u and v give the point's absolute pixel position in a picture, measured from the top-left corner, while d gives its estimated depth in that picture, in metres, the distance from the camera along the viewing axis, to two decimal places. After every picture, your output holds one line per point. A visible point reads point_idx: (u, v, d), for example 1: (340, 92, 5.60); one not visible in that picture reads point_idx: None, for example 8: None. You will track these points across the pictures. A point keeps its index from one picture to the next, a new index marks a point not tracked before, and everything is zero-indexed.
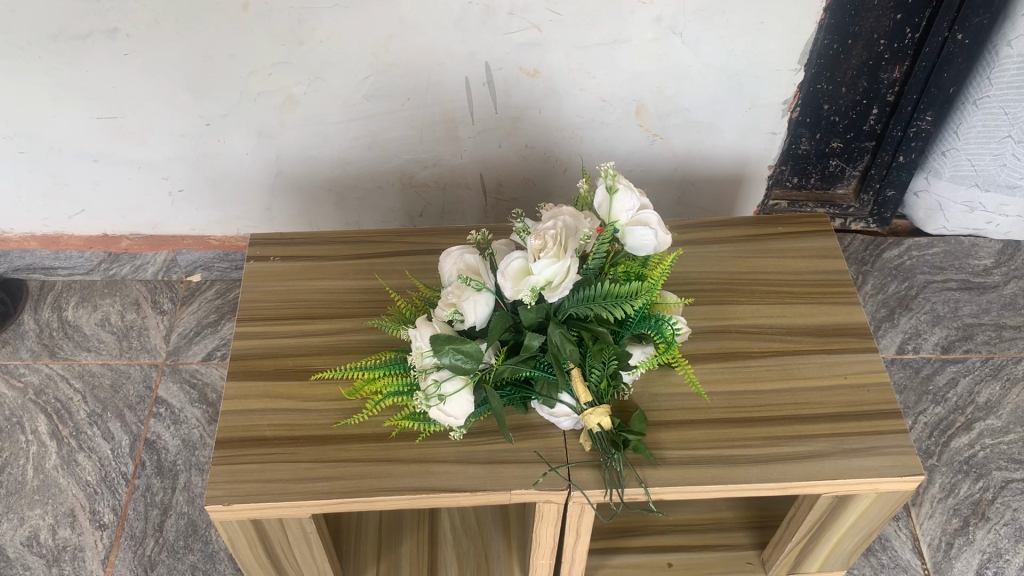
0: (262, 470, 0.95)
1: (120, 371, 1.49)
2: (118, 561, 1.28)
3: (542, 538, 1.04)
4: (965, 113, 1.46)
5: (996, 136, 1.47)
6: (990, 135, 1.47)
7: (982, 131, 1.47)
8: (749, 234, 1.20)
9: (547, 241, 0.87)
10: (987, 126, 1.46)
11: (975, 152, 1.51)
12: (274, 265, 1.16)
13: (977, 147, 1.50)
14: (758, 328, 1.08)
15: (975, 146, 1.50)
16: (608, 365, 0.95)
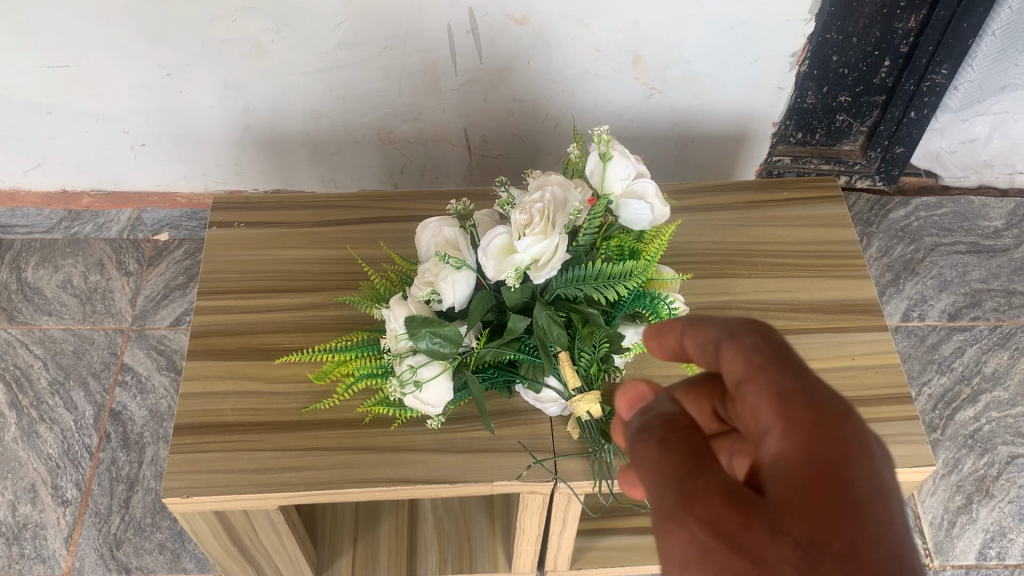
0: (223, 459, 0.88)
1: (83, 337, 1.41)
2: (83, 539, 1.22)
3: (528, 525, 0.99)
4: (982, 45, 1.41)
5: (1008, 60, 1.44)
6: (1003, 59, 1.43)
7: (995, 57, 1.43)
8: (752, 200, 1.12)
9: (534, 216, 0.79)
10: (1001, 51, 1.41)
11: (984, 78, 1.47)
12: (238, 232, 1.07)
13: (989, 73, 1.46)
14: (760, 304, 1.01)
15: (981, 73, 1.46)
16: (598, 348, 0.87)
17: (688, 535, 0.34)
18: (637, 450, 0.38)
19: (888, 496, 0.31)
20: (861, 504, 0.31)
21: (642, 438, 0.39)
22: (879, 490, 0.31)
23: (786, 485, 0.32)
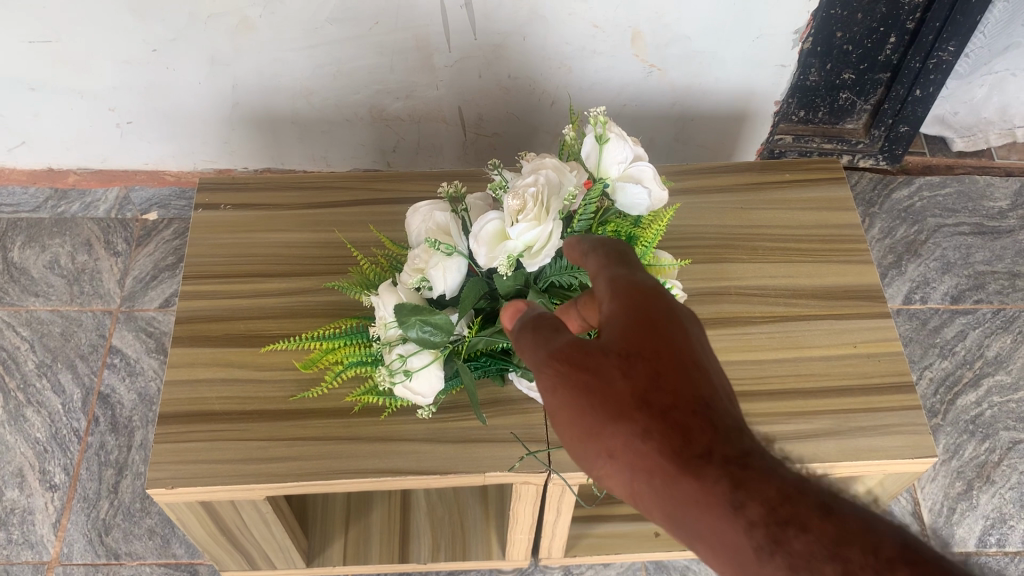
0: (208, 449, 0.86)
1: (72, 318, 1.39)
2: (71, 524, 1.20)
3: (522, 515, 0.97)
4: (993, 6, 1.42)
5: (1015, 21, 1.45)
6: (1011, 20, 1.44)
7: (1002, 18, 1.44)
8: (752, 181, 1.09)
9: (528, 201, 0.75)
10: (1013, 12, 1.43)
11: (995, 36, 1.47)
12: (225, 214, 1.04)
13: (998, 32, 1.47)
14: (760, 290, 0.98)
15: (991, 36, 1.47)
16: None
17: (556, 373, 0.47)
18: (526, 339, 0.52)
19: (692, 340, 0.45)
20: (674, 342, 0.45)
21: (528, 331, 0.53)
22: (687, 338, 0.45)
23: (619, 329, 0.46)
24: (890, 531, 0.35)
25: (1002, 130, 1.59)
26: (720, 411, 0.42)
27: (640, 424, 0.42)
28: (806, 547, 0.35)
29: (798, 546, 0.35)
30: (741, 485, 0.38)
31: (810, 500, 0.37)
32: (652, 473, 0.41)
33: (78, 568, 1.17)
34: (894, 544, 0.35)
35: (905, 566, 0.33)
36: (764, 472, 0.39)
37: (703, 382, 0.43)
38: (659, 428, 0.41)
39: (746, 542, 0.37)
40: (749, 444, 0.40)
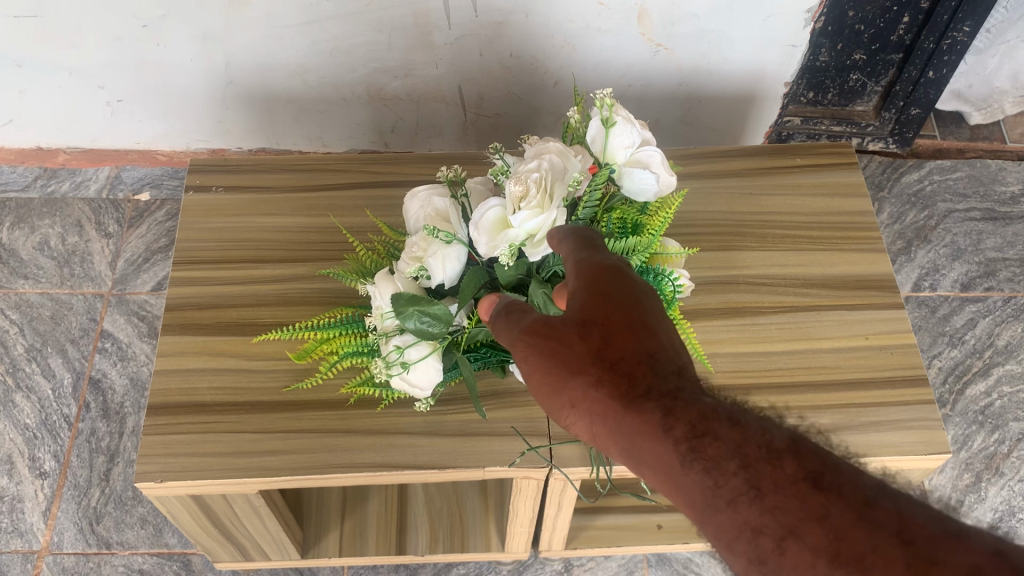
0: (199, 442, 0.83)
1: (62, 302, 1.36)
2: (61, 513, 1.18)
3: (522, 508, 0.95)
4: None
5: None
6: None
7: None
8: (762, 165, 1.05)
9: (530, 186, 0.72)
10: None
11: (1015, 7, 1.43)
12: (216, 197, 1.01)
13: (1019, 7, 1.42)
14: (769, 279, 0.95)
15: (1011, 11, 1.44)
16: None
17: (528, 345, 0.53)
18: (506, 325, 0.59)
19: (640, 293, 0.51)
20: (625, 301, 0.50)
21: (507, 320, 0.59)
22: (635, 292, 0.50)
23: (575, 296, 0.52)
24: (789, 437, 0.42)
25: (1017, 98, 1.55)
26: (660, 351, 0.47)
27: (592, 374, 0.47)
28: (718, 453, 0.42)
29: (712, 453, 0.42)
30: (671, 411, 0.44)
31: (725, 418, 0.43)
32: (604, 413, 0.47)
33: (69, 557, 1.15)
34: (791, 447, 0.41)
35: (793, 462, 0.40)
36: (690, 399, 0.45)
37: (648, 330, 0.48)
38: (606, 376, 0.47)
39: (675, 457, 0.43)
40: (682, 376, 0.47)
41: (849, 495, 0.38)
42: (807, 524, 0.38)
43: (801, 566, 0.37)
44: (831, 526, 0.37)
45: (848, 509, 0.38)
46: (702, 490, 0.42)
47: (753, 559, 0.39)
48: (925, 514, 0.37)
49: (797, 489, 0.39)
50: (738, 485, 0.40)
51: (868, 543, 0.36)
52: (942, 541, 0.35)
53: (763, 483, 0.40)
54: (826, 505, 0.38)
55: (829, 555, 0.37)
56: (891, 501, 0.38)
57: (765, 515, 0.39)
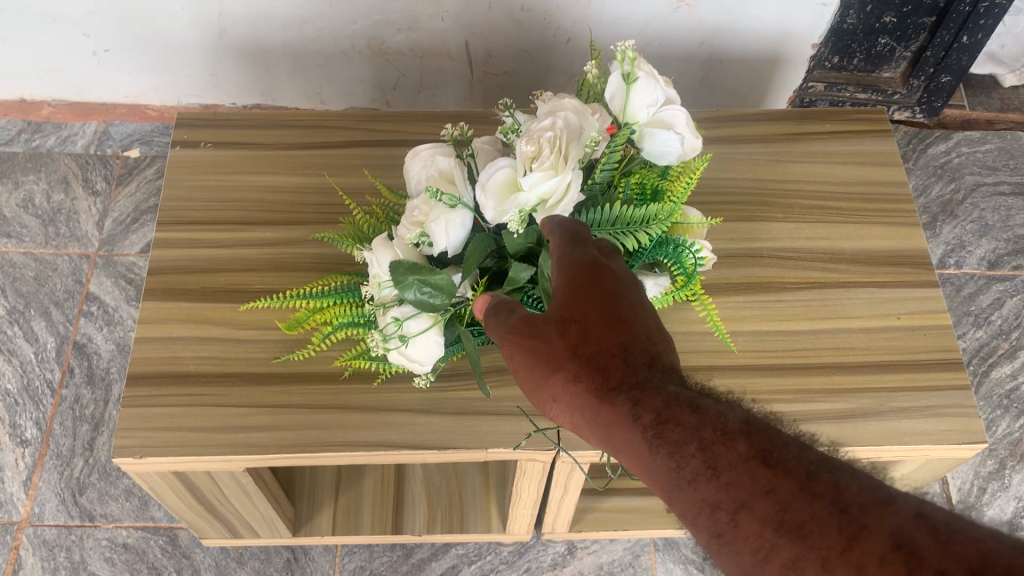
0: (182, 415, 0.77)
1: (46, 262, 1.30)
2: (43, 483, 1.13)
3: (526, 491, 0.89)
4: None
5: None
6: None
7: None
8: (788, 131, 0.98)
9: (543, 146, 0.66)
10: None
11: None
12: (204, 153, 0.94)
13: None
14: (795, 252, 0.89)
15: None
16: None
17: (510, 341, 0.56)
18: (487, 317, 0.62)
19: (617, 286, 0.55)
20: (601, 299, 0.54)
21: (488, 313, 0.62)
22: (611, 288, 0.54)
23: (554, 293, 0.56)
24: (743, 420, 0.47)
25: None
26: (633, 344, 0.52)
27: (569, 369, 0.52)
28: (680, 437, 0.46)
29: (673, 438, 0.47)
30: (638, 402, 0.49)
31: (686, 404, 0.48)
32: (583, 407, 0.51)
33: (50, 530, 1.10)
34: (744, 428, 0.46)
35: (745, 443, 0.45)
36: (657, 390, 0.49)
37: (621, 325, 0.52)
38: (583, 372, 0.51)
39: (642, 443, 0.48)
40: (653, 367, 0.51)
41: (792, 470, 0.43)
42: (755, 499, 0.43)
43: (753, 540, 0.42)
44: (777, 500, 0.42)
45: (792, 482, 0.42)
46: (665, 472, 0.47)
47: (711, 534, 0.44)
48: (858, 482, 0.41)
49: (747, 467, 0.44)
50: (696, 468, 0.45)
51: (809, 512, 0.41)
52: (870, 507, 0.40)
53: (719, 463, 0.45)
54: (773, 480, 0.43)
55: (775, 526, 0.41)
56: (829, 474, 0.42)
57: (720, 491, 0.44)
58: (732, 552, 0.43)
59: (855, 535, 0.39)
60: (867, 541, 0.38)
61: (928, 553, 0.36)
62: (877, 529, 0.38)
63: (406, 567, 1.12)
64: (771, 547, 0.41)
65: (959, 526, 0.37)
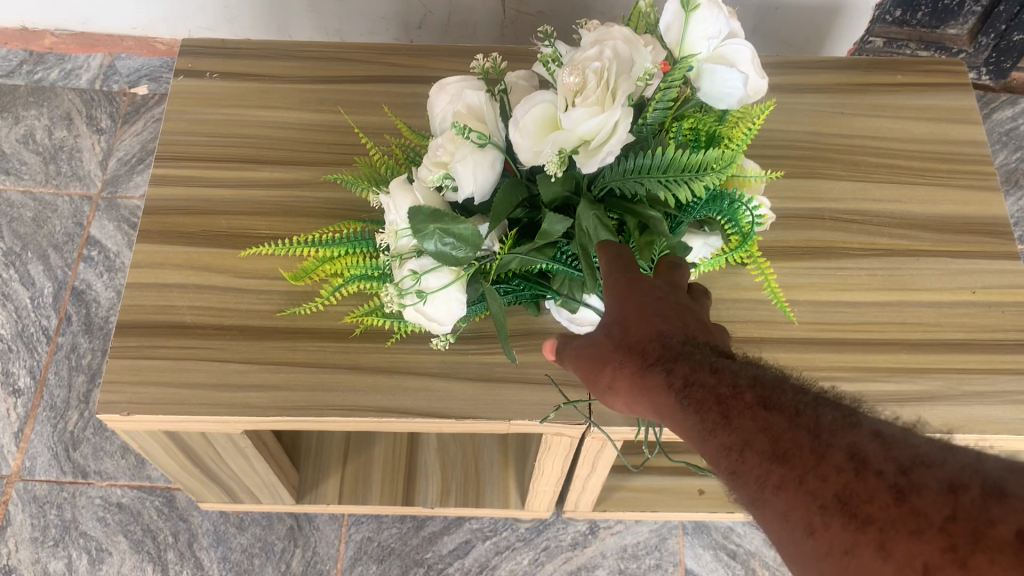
0: (173, 369, 0.70)
1: (45, 203, 1.23)
2: (35, 436, 1.08)
3: (549, 467, 0.82)
4: None
5: None
6: None
7: None
8: (854, 81, 0.88)
9: (587, 78, 0.57)
10: None
11: None
12: (209, 84, 0.86)
13: None
14: (859, 215, 0.80)
15: None
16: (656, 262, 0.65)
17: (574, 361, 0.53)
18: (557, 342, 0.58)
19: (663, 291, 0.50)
20: (650, 296, 0.50)
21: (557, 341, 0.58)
22: (663, 291, 0.50)
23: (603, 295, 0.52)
24: (758, 374, 0.42)
25: None
26: (670, 330, 0.47)
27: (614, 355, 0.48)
28: (703, 395, 0.42)
29: (690, 390, 0.42)
30: (669, 368, 0.44)
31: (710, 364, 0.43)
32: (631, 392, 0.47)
33: (41, 485, 1.05)
34: (750, 376, 0.42)
35: (752, 392, 0.41)
36: (688, 355, 0.44)
37: (666, 314, 0.48)
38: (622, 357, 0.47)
39: (670, 401, 0.43)
40: (689, 340, 0.46)
41: (784, 405, 0.39)
42: (754, 435, 0.39)
43: (753, 473, 0.38)
44: (771, 435, 0.38)
45: (783, 418, 0.39)
46: (684, 428, 0.42)
47: (723, 478, 0.39)
48: (837, 409, 0.39)
49: (742, 404, 0.40)
50: (708, 416, 0.41)
51: (793, 440, 0.37)
52: (840, 427, 0.37)
53: (730, 412, 0.40)
54: (773, 421, 0.39)
55: (763, 454, 0.38)
56: (819, 406, 0.39)
57: (730, 435, 0.39)
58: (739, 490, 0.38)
59: (828, 454, 0.36)
60: (836, 456, 0.36)
61: (881, 463, 0.34)
62: (842, 446, 0.36)
63: (416, 540, 1.05)
64: (761, 476, 0.37)
65: (917, 441, 0.35)
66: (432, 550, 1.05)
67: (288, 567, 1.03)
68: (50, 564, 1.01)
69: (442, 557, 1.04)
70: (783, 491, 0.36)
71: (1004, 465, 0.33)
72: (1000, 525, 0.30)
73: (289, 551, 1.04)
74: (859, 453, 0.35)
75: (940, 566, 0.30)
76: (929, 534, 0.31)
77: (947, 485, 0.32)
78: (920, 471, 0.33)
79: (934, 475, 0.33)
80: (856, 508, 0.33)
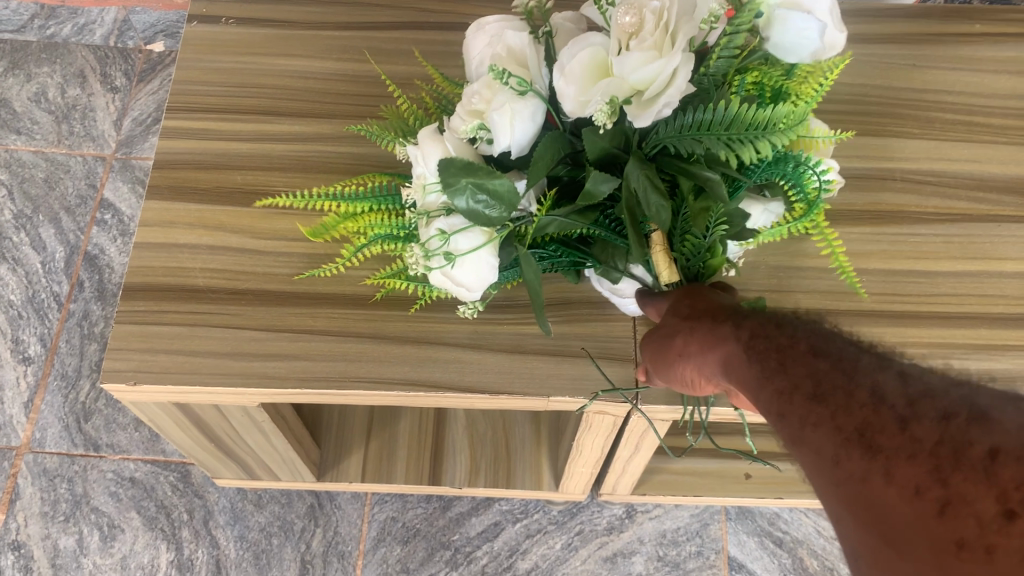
0: (183, 336, 0.64)
1: (58, 162, 1.20)
2: (45, 406, 1.04)
3: (587, 448, 0.76)
4: None
5: None
6: None
7: None
8: (927, 30, 0.81)
9: (645, 18, 0.49)
10: None
11: None
12: (226, 30, 0.80)
13: None
14: (934, 176, 0.72)
15: None
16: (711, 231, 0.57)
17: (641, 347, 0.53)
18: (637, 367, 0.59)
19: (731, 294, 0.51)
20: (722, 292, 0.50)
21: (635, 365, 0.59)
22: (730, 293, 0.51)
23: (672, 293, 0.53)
24: (814, 328, 0.41)
25: None
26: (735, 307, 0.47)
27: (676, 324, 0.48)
28: (759, 345, 0.41)
29: (752, 341, 0.41)
30: (737, 322, 0.43)
31: (772, 322, 0.42)
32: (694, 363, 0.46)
33: (51, 458, 1.02)
34: (806, 329, 0.41)
35: (803, 340, 0.39)
36: (753, 316, 0.44)
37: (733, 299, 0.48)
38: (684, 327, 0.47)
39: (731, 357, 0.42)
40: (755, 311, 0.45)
41: (831, 351, 0.38)
42: (798, 377, 0.37)
43: (794, 412, 0.36)
44: (813, 376, 0.37)
45: (825, 363, 0.37)
46: (739, 378, 0.41)
47: (772, 423, 0.38)
48: (875, 355, 0.37)
49: (795, 350, 0.39)
50: (763, 361, 0.40)
51: (830, 380, 0.36)
52: (871, 366, 0.36)
53: (782, 361, 0.39)
54: (818, 365, 0.37)
55: (805, 393, 0.36)
56: (860, 352, 0.38)
57: (777, 379, 0.38)
58: (784, 434, 0.37)
59: (857, 390, 0.35)
60: (862, 392, 0.34)
61: (899, 398, 0.33)
62: (868, 385, 0.35)
63: (443, 522, 1.00)
64: (801, 415, 0.36)
65: (939, 378, 0.34)
66: (459, 533, 0.99)
67: (308, 548, 0.98)
68: (60, 540, 0.98)
69: (470, 539, 0.99)
70: (818, 426, 0.35)
71: (1005, 398, 0.32)
72: (978, 446, 0.30)
73: (309, 531, 0.99)
74: (881, 388, 0.34)
75: (929, 485, 0.30)
76: (923, 459, 0.31)
77: (947, 412, 0.31)
78: (926, 402, 0.32)
79: (938, 405, 0.32)
80: (871, 439, 0.32)
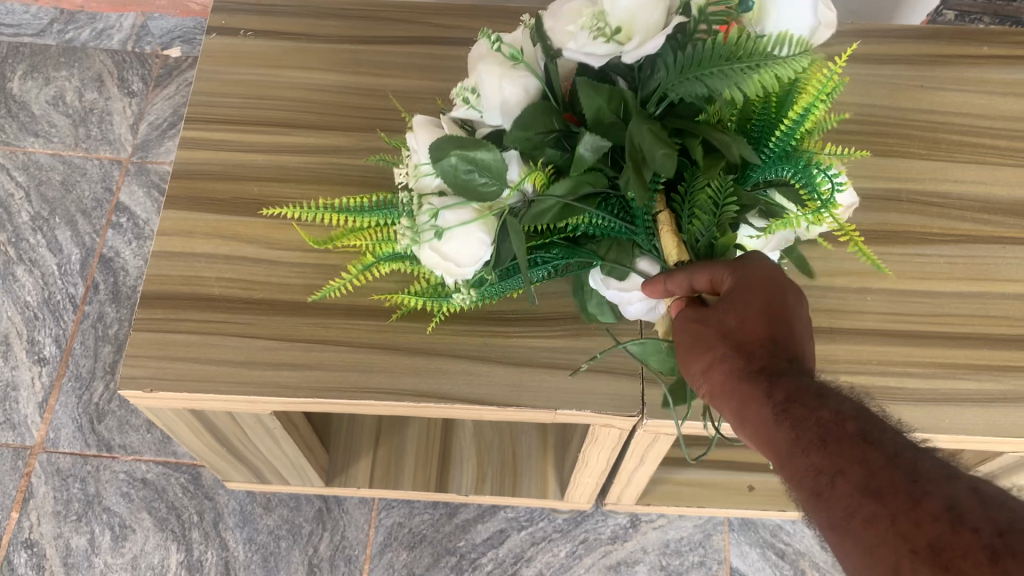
0: (199, 344, 0.65)
1: (74, 165, 1.22)
2: (59, 407, 1.06)
3: (592, 459, 0.77)
4: None
5: None
6: None
7: None
8: (935, 51, 0.82)
9: None
10: None
11: None
12: (243, 41, 0.81)
13: None
14: (940, 197, 0.73)
15: None
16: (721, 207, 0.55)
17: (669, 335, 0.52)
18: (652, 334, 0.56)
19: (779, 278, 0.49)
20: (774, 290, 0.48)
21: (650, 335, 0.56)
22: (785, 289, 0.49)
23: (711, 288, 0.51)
24: (859, 408, 0.43)
25: None
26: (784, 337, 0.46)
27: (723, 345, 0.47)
28: (806, 414, 0.42)
29: (791, 410, 0.42)
30: (771, 381, 0.44)
31: (817, 389, 0.43)
32: (728, 391, 0.46)
33: (64, 458, 1.03)
34: (852, 407, 0.43)
35: (854, 424, 0.41)
36: (801, 376, 0.44)
37: (789, 319, 0.47)
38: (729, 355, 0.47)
39: (765, 415, 0.43)
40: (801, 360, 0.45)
41: (883, 443, 0.40)
42: (850, 465, 0.40)
43: (843, 501, 0.39)
44: (867, 468, 0.39)
45: (882, 457, 0.39)
46: (774, 439, 0.43)
47: (806, 500, 0.41)
48: (930, 457, 0.39)
49: (847, 434, 0.41)
50: (806, 435, 0.42)
51: (890, 479, 0.38)
52: (937, 476, 0.38)
53: (830, 437, 0.41)
54: (873, 458, 0.40)
55: (860, 487, 0.39)
56: (914, 450, 0.40)
57: (824, 458, 0.40)
58: (823, 513, 0.40)
59: (923, 501, 0.37)
60: (929, 503, 0.37)
61: (977, 519, 0.35)
62: (937, 496, 0.37)
63: (449, 528, 1.01)
64: (849, 505, 0.39)
65: (1011, 501, 0.36)
66: (465, 539, 1.01)
67: (316, 551, 1.00)
68: (72, 539, 0.99)
69: (475, 546, 1.00)
70: (871, 525, 0.37)
71: None
72: None
73: (316, 535, 1.00)
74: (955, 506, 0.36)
75: None
76: None
77: None
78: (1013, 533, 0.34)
79: None
80: (944, 556, 0.35)
